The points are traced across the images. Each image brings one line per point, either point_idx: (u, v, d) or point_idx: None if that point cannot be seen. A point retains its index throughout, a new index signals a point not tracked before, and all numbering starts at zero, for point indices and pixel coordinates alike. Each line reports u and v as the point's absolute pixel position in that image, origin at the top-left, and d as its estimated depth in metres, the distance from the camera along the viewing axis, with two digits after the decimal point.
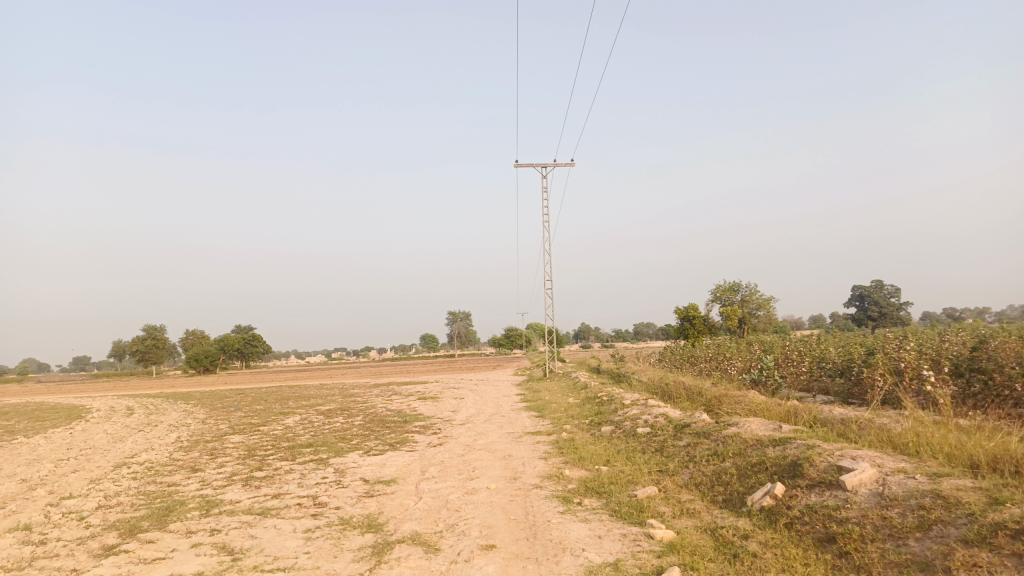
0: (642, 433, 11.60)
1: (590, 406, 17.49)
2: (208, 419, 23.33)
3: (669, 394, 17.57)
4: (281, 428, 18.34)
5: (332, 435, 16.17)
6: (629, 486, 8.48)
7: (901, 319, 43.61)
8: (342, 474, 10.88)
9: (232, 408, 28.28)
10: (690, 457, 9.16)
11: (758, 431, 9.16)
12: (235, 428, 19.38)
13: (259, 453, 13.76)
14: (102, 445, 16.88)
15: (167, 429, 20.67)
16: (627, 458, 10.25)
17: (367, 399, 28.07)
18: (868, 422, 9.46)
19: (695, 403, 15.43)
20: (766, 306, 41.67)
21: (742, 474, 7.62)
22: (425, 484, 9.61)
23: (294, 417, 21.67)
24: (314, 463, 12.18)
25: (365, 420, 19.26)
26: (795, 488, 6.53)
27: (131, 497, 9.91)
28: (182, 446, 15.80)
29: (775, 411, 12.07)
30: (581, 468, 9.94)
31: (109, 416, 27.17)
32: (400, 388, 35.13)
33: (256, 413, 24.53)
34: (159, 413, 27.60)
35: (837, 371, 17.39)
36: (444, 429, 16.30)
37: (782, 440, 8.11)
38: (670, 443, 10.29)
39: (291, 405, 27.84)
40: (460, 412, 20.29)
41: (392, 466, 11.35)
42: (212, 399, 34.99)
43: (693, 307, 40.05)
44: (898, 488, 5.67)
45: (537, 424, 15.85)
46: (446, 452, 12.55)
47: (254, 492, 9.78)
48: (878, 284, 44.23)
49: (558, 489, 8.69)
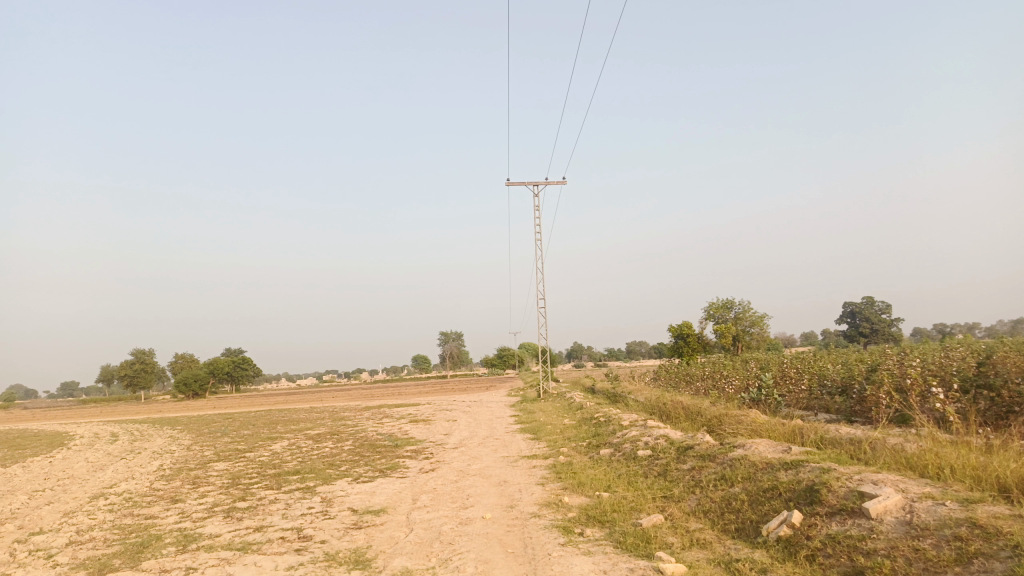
0: (643, 456, 11.14)
1: (586, 428, 17.03)
2: (193, 445, 22.71)
3: (667, 414, 17.14)
4: (268, 455, 17.77)
5: (320, 461, 15.62)
6: (633, 514, 8.02)
7: (893, 335, 43.43)
8: (329, 503, 10.36)
9: (218, 433, 27.64)
10: (696, 482, 8.71)
11: (766, 453, 8.72)
12: (220, 455, 18.79)
13: (244, 481, 13.20)
14: (81, 474, 16.29)
15: (150, 456, 20.04)
16: (628, 483, 9.77)
17: (357, 423, 27.44)
18: (880, 443, 9.04)
19: (695, 423, 15.01)
20: (759, 323, 41.41)
21: (754, 501, 7.17)
22: (417, 514, 9.11)
23: (282, 443, 21.06)
24: (300, 492, 11.65)
25: (354, 444, 18.74)
26: (814, 516, 6.10)
27: (105, 532, 9.36)
28: (164, 474, 15.20)
29: (780, 431, 11.64)
30: (581, 494, 9.47)
31: (92, 443, 26.54)
32: (392, 410, 34.58)
33: (244, 438, 23.93)
34: (143, 440, 26.85)
35: (838, 389, 17.05)
36: (437, 453, 15.82)
37: (795, 463, 7.68)
38: (673, 466, 9.83)
39: (280, 429, 27.28)
40: (453, 435, 19.80)
41: (382, 494, 10.84)
42: (199, 424, 34.29)
43: (688, 325, 39.72)
44: (929, 516, 5.26)
45: (533, 446, 15.37)
46: (439, 478, 12.04)
47: (235, 524, 9.25)
48: (869, 300, 44.13)
49: (558, 518, 8.21)
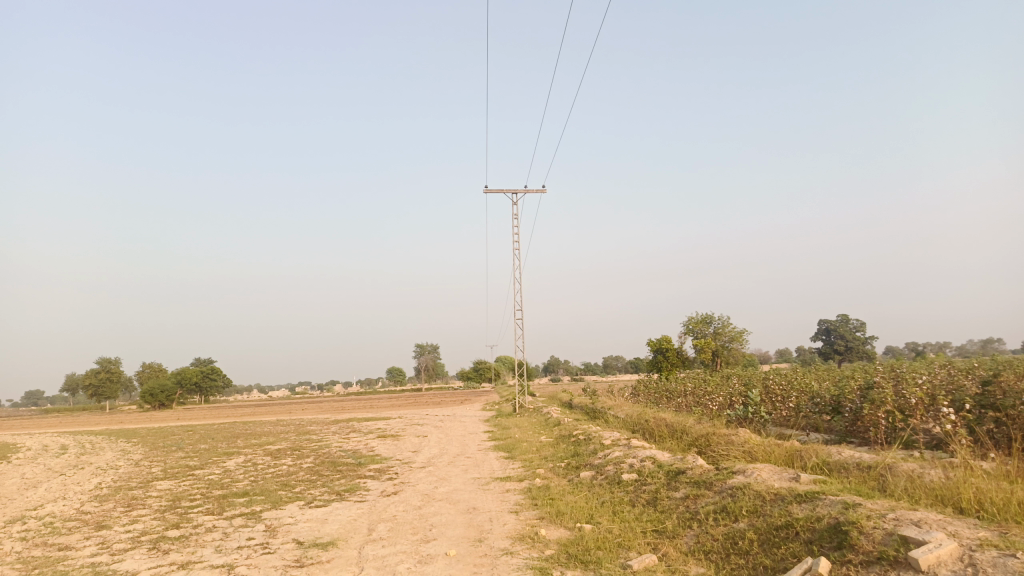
0: (627, 481, 10.02)
1: (565, 446, 15.89)
2: (142, 461, 21.11)
3: (650, 432, 16.10)
4: (219, 473, 16.34)
5: (274, 481, 14.26)
6: (621, 553, 6.88)
7: (867, 354, 42.98)
8: (272, 533, 9.08)
9: (173, 448, 25.91)
10: (691, 514, 7.60)
11: (772, 482, 7.65)
12: (168, 472, 17.29)
13: (185, 504, 11.85)
14: (8, 493, 14.76)
15: (93, 473, 18.44)
16: (613, 513, 8.61)
17: (323, 437, 25.97)
18: (897, 471, 8.01)
19: (681, 442, 13.94)
20: (738, 339, 40.59)
21: (766, 543, 6.09)
22: (370, 549, 7.89)
23: (238, 459, 19.60)
24: (243, 518, 10.33)
25: (315, 462, 17.41)
26: (846, 566, 5.03)
27: (4, 567, 7.99)
28: (99, 494, 13.72)
29: (776, 452, 10.60)
30: (560, 526, 8.31)
31: (36, 456, 24.73)
32: (362, 424, 33.14)
33: (198, 454, 22.34)
34: (91, 453, 25.07)
35: (830, 408, 16.12)
36: (402, 473, 14.58)
37: (809, 496, 6.62)
38: (664, 495, 8.70)
39: (240, 443, 25.68)
40: (422, 452, 18.58)
41: (335, 522, 9.60)
42: (157, 437, 32.43)
43: (666, 339, 38.84)
44: (998, 571, 4.19)
45: (507, 467, 14.19)
46: (401, 503, 10.80)
47: (158, 560, 7.94)
48: (844, 317, 43.68)
49: (533, 557, 7.04)
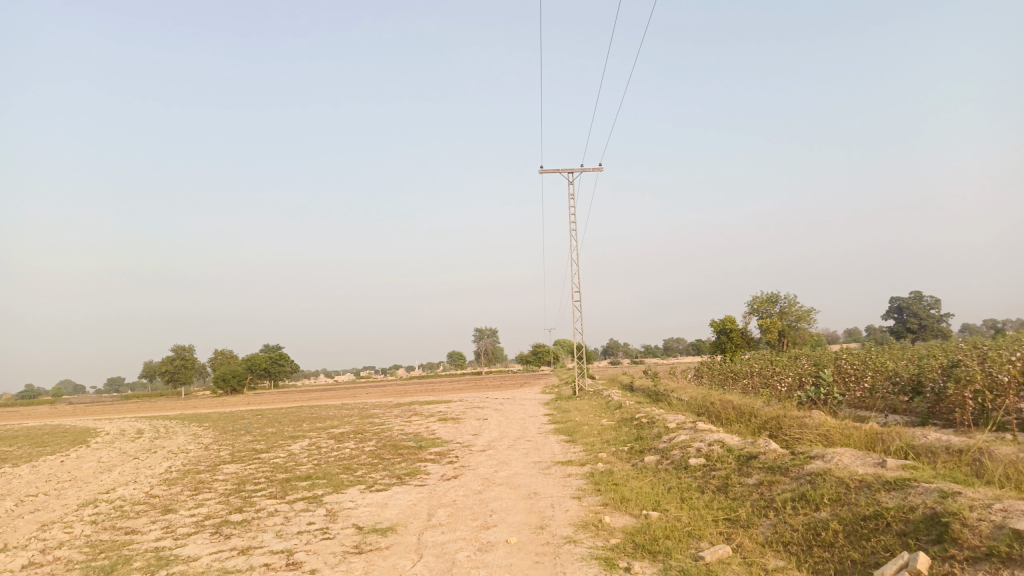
0: (695, 466, 9.55)
1: (627, 429, 15.46)
2: (211, 444, 21.63)
3: (717, 415, 15.53)
4: (282, 456, 16.54)
5: (336, 465, 14.29)
6: (692, 543, 6.47)
7: (943, 332, 40.89)
8: (332, 518, 9.00)
9: (240, 431, 26.55)
10: (767, 502, 7.12)
11: (855, 468, 7.11)
12: (235, 456, 17.61)
13: (248, 488, 11.94)
14: (84, 477, 15.23)
15: (164, 456, 18.97)
16: (681, 500, 8.19)
17: (385, 421, 26.18)
18: (996, 457, 7.33)
19: (750, 425, 13.35)
20: (806, 318, 39.12)
21: (852, 534, 5.60)
22: (429, 535, 7.68)
23: (302, 443, 19.86)
24: (304, 502, 10.31)
25: (376, 445, 17.46)
26: (949, 563, 4.54)
27: (73, 551, 8.11)
28: (168, 478, 14.01)
29: (855, 434, 9.97)
30: (625, 514, 7.93)
31: (113, 440, 25.70)
32: (423, 407, 33.37)
33: (264, 437, 22.79)
34: (164, 437, 25.92)
35: (911, 388, 15.22)
36: (463, 456, 14.42)
37: (900, 483, 6.07)
38: (736, 481, 8.21)
39: (305, 427, 26.13)
40: (482, 435, 18.44)
41: (395, 507, 9.46)
42: (227, 421, 33.34)
43: (730, 319, 37.72)
44: None
45: (568, 450, 13.87)
46: (460, 488, 10.59)
47: (219, 545, 7.92)
48: (918, 294, 41.65)
49: (597, 546, 6.69)
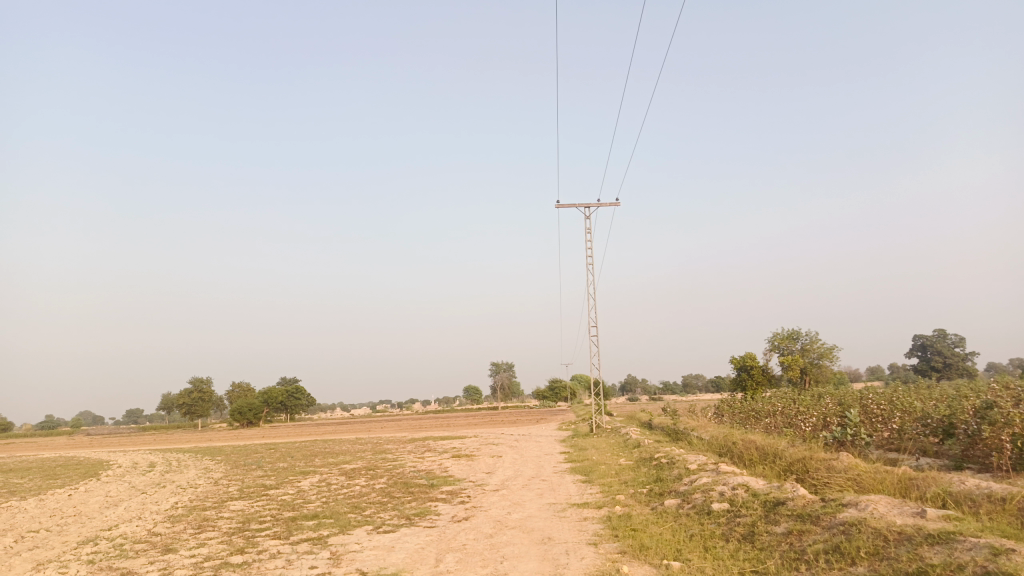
0: (718, 512, 9.05)
1: (646, 470, 14.93)
2: (221, 479, 21.23)
3: (739, 456, 14.94)
4: (292, 493, 16.13)
5: (345, 504, 13.87)
6: None
7: (968, 370, 39.83)
8: (336, 561, 8.60)
9: (252, 466, 26.11)
10: (798, 554, 6.64)
11: (892, 518, 6.62)
12: (243, 492, 17.20)
13: (253, 527, 11.56)
14: (89, 512, 14.91)
15: (172, 491, 18.59)
16: (705, 549, 7.70)
17: (397, 457, 25.69)
18: None
19: (774, 468, 12.77)
20: (828, 356, 38.23)
21: None
22: None
23: (312, 479, 19.42)
24: (309, 544, 9.90)
25: (387, 483, 17.01)
26: None
27: None
28: (173, 515, 13.64)
29: (888, 478, 9.42)
30: (645, 563, 7.44)
31: (124, 474, 25.35)
32: (437, 443, 32.78)
33: (275, 472, 22.39)
34: (176, 471, 25.54)
35: (942, 430, 14.59)
36: (475, 496, 13.98)
37: (945, 537, 5.58)
38: (762, 529, 7.71)
39: (316, 463, 25.67)
40: (496, 473, 17.94)
41: (402, 551, 9.04)
42: (240, 455, 32.90)
43: (750, 356, 37.00)
44: None
45: (584, 491, 13.37)
46: (471, 531, 10.14)
47: None
48: (941, 332, 40.74)
49: None
